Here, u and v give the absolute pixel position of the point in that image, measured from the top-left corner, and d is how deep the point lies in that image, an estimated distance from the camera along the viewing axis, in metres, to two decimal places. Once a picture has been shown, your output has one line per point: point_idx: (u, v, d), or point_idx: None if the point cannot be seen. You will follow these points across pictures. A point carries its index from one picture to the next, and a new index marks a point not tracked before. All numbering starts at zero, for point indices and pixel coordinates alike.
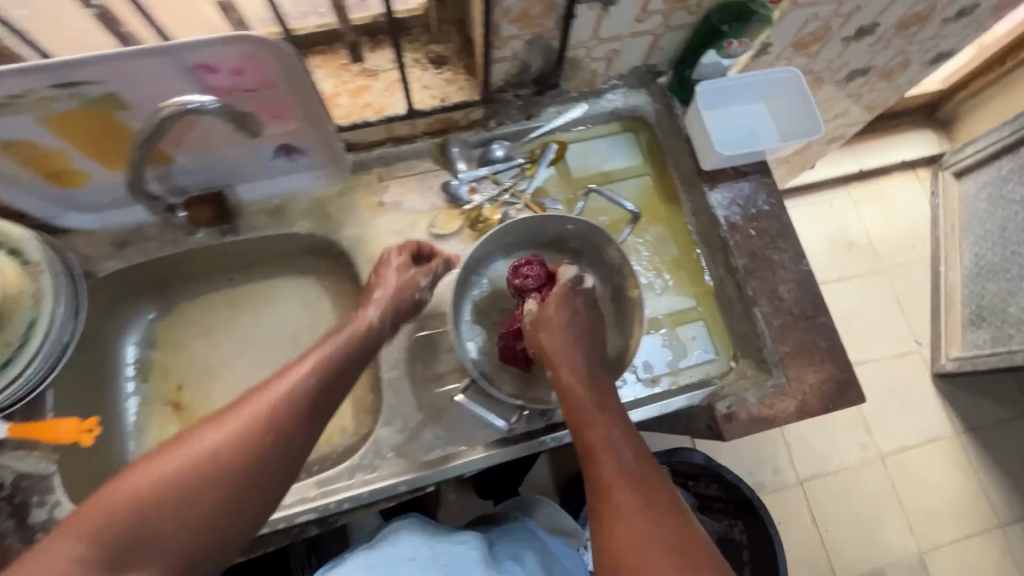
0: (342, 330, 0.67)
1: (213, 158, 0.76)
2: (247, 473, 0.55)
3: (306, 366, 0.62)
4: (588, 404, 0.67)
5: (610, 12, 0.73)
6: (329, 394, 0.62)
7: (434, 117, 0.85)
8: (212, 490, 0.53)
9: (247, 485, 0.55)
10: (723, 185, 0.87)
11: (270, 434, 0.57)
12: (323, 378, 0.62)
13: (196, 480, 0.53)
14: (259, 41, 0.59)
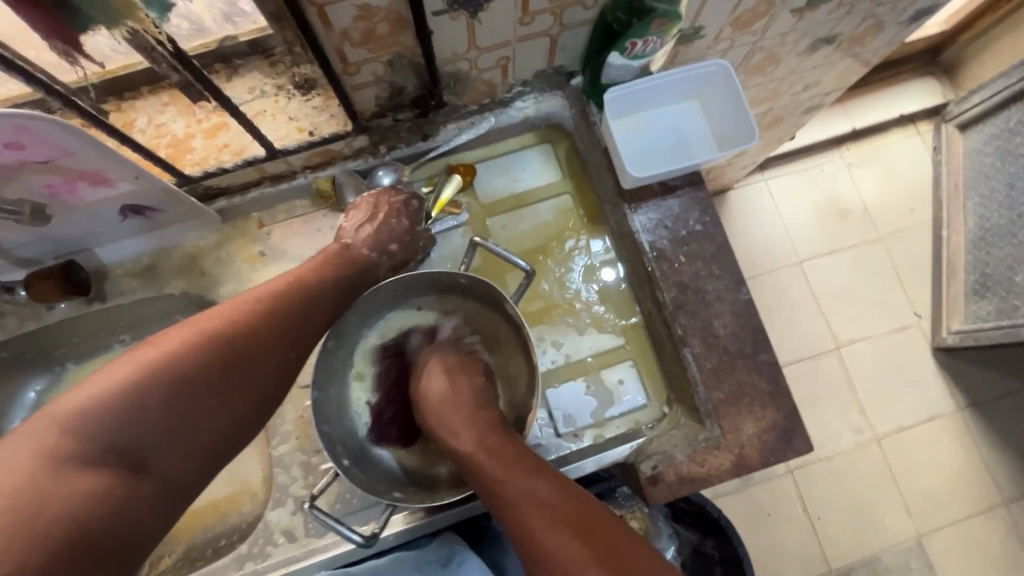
0: (327, 257, 0.67)
1: (45, 230, 0.66)
2: (246, 361, 0.54)
3: (290, 284, 0.61)
4: (489, 456, 0.59)
5: (481, 19, 0.60)
6: (328, 304, 0.63)
7: (308, 151, 0.73)
8: (211, 364, 0.52)
9: (250, 354, 0.55)
10: (648, 206, 0.75)
11: (267, 345, 0.56)
12: (309, 300, 0.61)
13: (201, 370, 0.51)
14: (21, 115, 0.49)
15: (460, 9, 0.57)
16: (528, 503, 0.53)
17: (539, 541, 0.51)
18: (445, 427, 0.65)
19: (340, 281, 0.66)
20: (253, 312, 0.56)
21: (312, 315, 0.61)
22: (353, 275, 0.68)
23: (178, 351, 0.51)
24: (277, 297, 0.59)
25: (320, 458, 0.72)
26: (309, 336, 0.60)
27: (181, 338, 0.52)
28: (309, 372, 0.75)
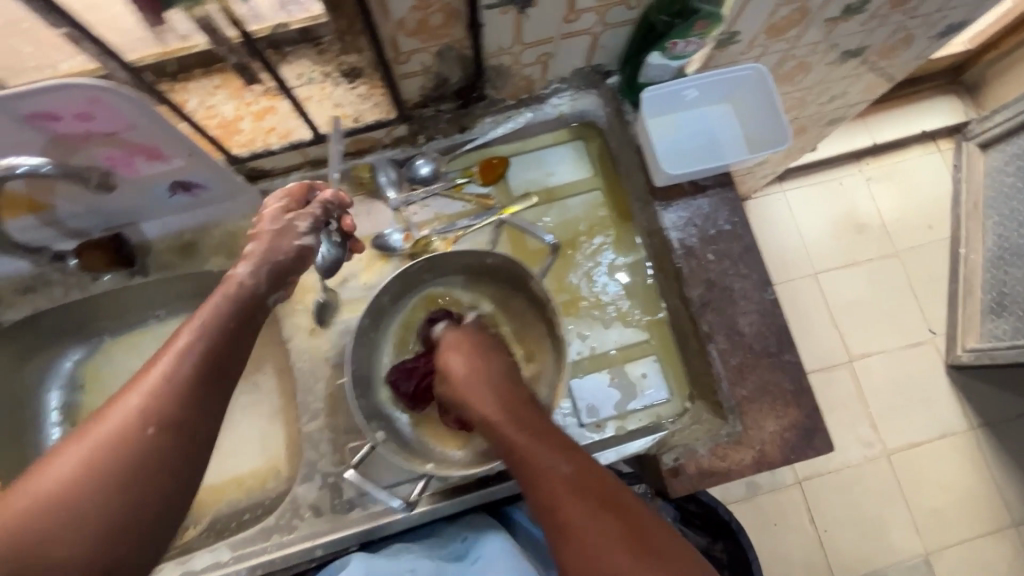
0: (212, 295, 0.54)
1: (99, 202, 0.69)
2: (154, 454, 0.44)
3: (160, 355, 0.47)
4: (520, 429, 0.56)
5: (529, 14, 0.63)
6: (232, 347, 0.51)
7: (351, 138, 0.76)
8: (80, 494, 0.41)
9: (121, 470, 0.42)
10: (677, 205, 0.76)
11: (169, 425, 0.45)
12: (189, 365, 0.47)
13: (62, 503, 0.40)
14: (97, 86, 0.51)
15: (510, 4, 0.59)
16: (562, 486, 0.51)
17: (569, 523, 0.49)
18: (468, 389, 0.61)
19: (221, 322, 0.51)
20: (143, 390, 0.45)
21: (216, 367, 0.49)
22: (239, 314, 0.53)
23: (68, 466, 0.41)
24: (169, 358, 0.47)
25: (348, 436, 0.74)
26: (219, 386, 0.49)
27: (68, 452, 0.42)
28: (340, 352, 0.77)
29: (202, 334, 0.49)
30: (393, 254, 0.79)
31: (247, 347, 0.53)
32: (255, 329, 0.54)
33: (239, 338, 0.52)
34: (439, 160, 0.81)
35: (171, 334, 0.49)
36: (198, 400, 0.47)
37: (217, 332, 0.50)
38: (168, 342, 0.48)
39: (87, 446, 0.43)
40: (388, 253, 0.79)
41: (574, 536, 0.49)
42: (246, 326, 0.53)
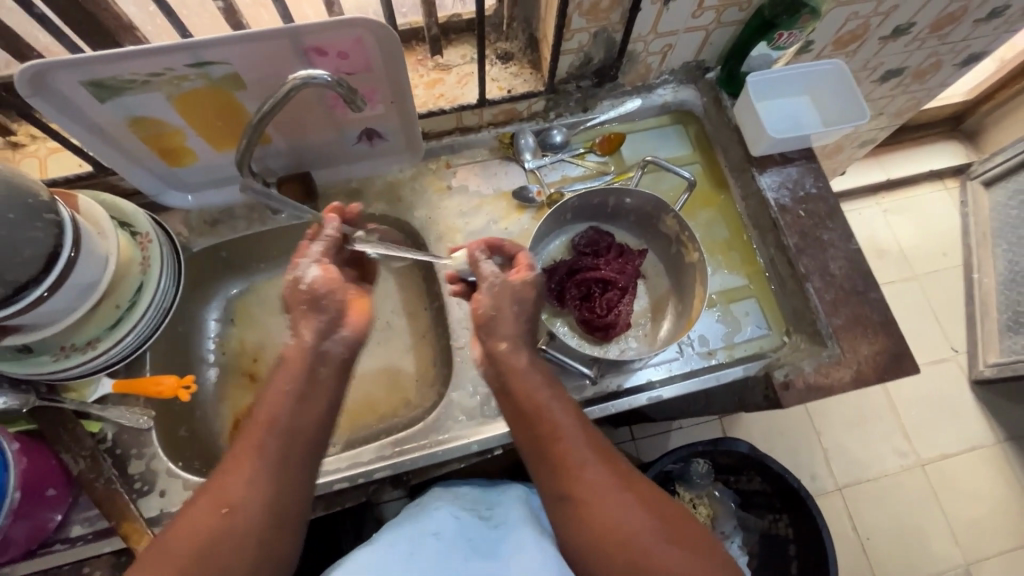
0: (281, 364, 0.63)
1: (304, 141, 0.83)
2: (238, 527, 0.54)
3: (274, 403, 0.60)
4: (580, 437, 0.61)
5: (670, 7, 0.80)
6: (306, 416, 0.61)
7: (500, 107, 0.91)
8: (241, 517, 0.54)
9: (266, 493, 0.56)
10: (772, 170, 0.92)
11: (264, 500, 0.55)
12: (289, 413, 0.60)
13: (234, 520, 0.54)
14: (368, 28, 0.66)
15: None
16: (609, 490, 0.58)
17: (618, 524, 0.56)
18: (527, 393, 0.65)
19: (299, 412, 0.61)
20: (249, 483, 0.55)
21: (284, 439, 0.59)
22: (302, 375, 0.63)
23: (209, 520, 0.53)
24: (260, 449, 0.58)
25: None
26: (298, 454, 0.59)
27: (193, 524, 0.53)
28: None
29: (282, 409, 0.60)
30: (529, 205, 0.92)
31: (317, 421, 0.62)
32: (324, 387, 0.64)
33: (314, 417, 0.62)
34: (567, 131, 0.96)
35: (254, 414, 0.60)
36: (291, 472, 0.58)
37: (287, 407, 0.60)
38: (246, 435, 0.59)
39: (209, 508, 0.54)
40: (525, 204, 0.92)
41: (622, 537, 0.56)
42: (313, 389, 0.63)
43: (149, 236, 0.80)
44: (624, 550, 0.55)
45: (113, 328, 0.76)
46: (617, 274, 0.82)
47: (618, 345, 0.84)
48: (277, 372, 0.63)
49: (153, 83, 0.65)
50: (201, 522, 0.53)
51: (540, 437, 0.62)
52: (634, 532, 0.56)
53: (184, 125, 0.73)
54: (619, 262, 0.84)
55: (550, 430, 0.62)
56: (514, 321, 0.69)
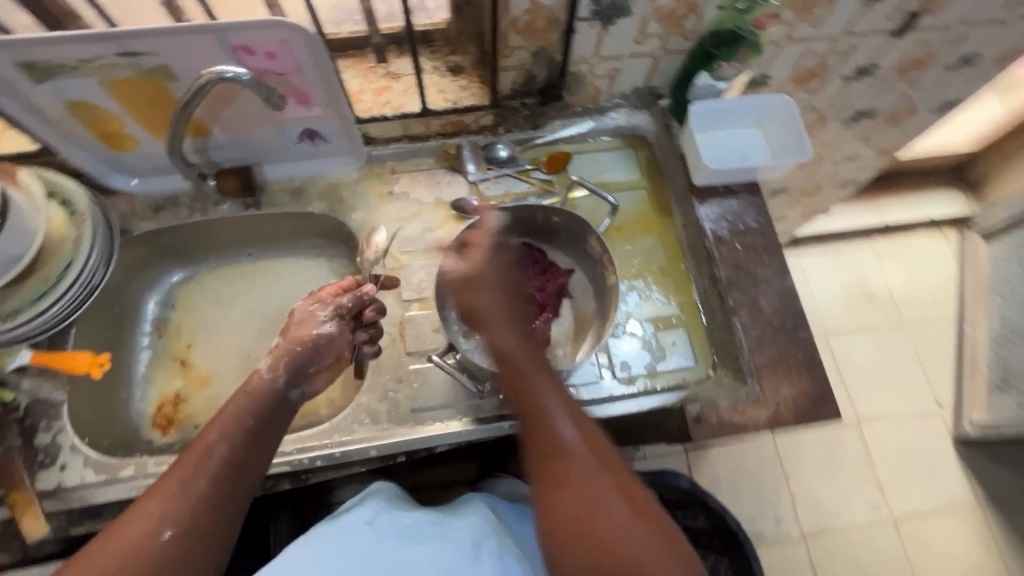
0: (237, 393, 0.67)
1: (244, 136, 0.85)
2: (181, 549, 0.53)
3: (232, 432, 0.62)
4: (569, 423, 0.61)
5: (609, 32, 0.80)
6: (255, 448, 0.63)
7: (446, 118, 0.92)
8: (171, 539, 0.53)
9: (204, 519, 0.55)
10: (713, 201, 0.91)
11: (199, 520, 0.55)
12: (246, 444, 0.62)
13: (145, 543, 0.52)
14: (293, 30, 0.68)
15: (598, 20, 0.77)
16: (585, 468, 0.57)
17: (588, 502, 0.54)
18: (523, 376, 0.66)
19: (248, 445, 0.62)
20: (187, 500, 0.55)
21: (230, 464, 0.60)
22: (262, 413, 0.66)
23: (152, 544, 0.52)
24: (199, 466, 0.58)
25: (410, 359, 0.83)
26: (240, 483, 0.60)
27: (144, 551, 0.51)
28: (411, 289, 0.88)
29: (226, 437, 0.61)
30: (466, 217, 0.92)
31: (264, 456, 0.64)
32: (276, 427, 0.67)
33: (254, 443, 0.63)
34: (514, 148, 0.96)
35: (200, 437, 0.61)
36: (223, 495, 0.58)
37: (232, 433, 0.62)
38: (184, 458, 0.59)
39: (132, 526, 0.53)
40: (462, 215, 0.93)
41: (587, 521, 0.53)
42: (263, 421, 0.66)
43: (86, 216, 0.82)
44: (590, 529, 0.53)
45: (37, 301, 0.77)
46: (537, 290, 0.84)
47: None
48: (224, 410, 0.64)
49: (85, 69, 0.68)
50: (132, 539, 0.52)
51: (529, 416, 0.62)
52: (604, 509, 0.54)
53: (122, 112, 0.76)
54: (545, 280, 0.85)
55: (540, 411, 0.62)
56: (484, 277, 0.73)
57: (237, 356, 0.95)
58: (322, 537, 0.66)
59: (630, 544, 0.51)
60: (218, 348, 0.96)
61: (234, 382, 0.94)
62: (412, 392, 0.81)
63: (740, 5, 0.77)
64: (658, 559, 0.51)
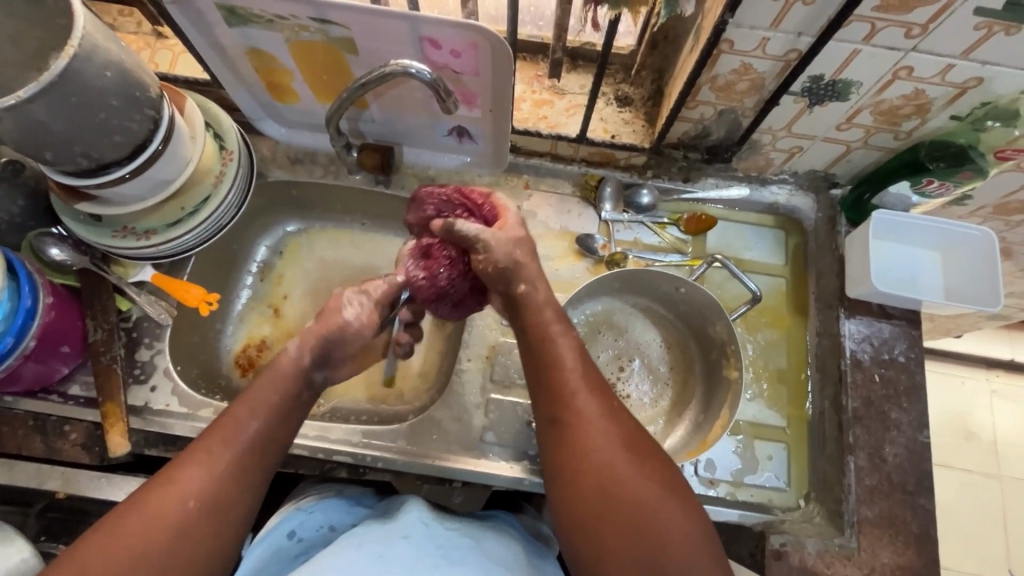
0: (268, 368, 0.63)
1: (397, 117, 0.83)
2: (205, 518, 0.53)
3: (254, 408, 0.59)
4: (570, 360, 0.62)
5: (813, 111, 0.72)
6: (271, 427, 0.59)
7: (599, 149, 0.87)
8: (187, 521, 0.52)
9: (220, 500, 0.54)
10: (862, 318, 0.82)
11: (223, 488, 0.55)
12: (266, 423, 0.59)
13: (166, 519, 0.52)
14: (485, 33, 0.64)
15: (806, 97, 0.69)
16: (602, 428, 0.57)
17: (609, 470, 0.55)
18: (540, 323, 0.64)
19: (274, 421, 0.59)
20: (212, 473, 0.55)
21: (251, 446, 0.58)
22: (293, 396, 0.62)
23: (178, 507, 0.52)
24: (227, 441, 0.57)
25: (494, 388, 0.81)
26: (262, 459, 0.58)
27: (171, 515, 0.52)
28: None
29: (256, 415, 0.59)
30: (590, 256, 0.87)
31: (290, 430, 0.62)
32: (301, 407, 0.63)
33: (280, 423, 0.60)
34: (658, 196, 0.89)
35: (227, 412, 0.58)
36: (245, 479, 0.56)
37: (263, 408, 0.60)
38: (215, 428, 0.57)
39: (160, 496, 0.53)
40: (586, 253, 0.87)
41: (609, 476, 0.55)
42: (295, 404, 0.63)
43: (233, 154, 0.83)
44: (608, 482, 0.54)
45: (172, 226, 0.80)
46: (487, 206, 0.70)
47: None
48: (251, 388, 0.61)
49: (277, 24, 0.68)
50: (160, 511, 0.52)
51: (537, 354, 0.63)
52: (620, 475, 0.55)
53: (295, 68, 0.76)
54: (424, 207, 0.72)
55: (549, 352, 0.62)
56: (525, 262, 0.66)
57: None
58: (365, 546, 0.64)
59: (651, 507, 0.53)
60: (310, 308, 0.97)
61: None
62: (487, 422, 0.79)
63: (986, 123, 0.68)
64: (670, 515, 0.53)
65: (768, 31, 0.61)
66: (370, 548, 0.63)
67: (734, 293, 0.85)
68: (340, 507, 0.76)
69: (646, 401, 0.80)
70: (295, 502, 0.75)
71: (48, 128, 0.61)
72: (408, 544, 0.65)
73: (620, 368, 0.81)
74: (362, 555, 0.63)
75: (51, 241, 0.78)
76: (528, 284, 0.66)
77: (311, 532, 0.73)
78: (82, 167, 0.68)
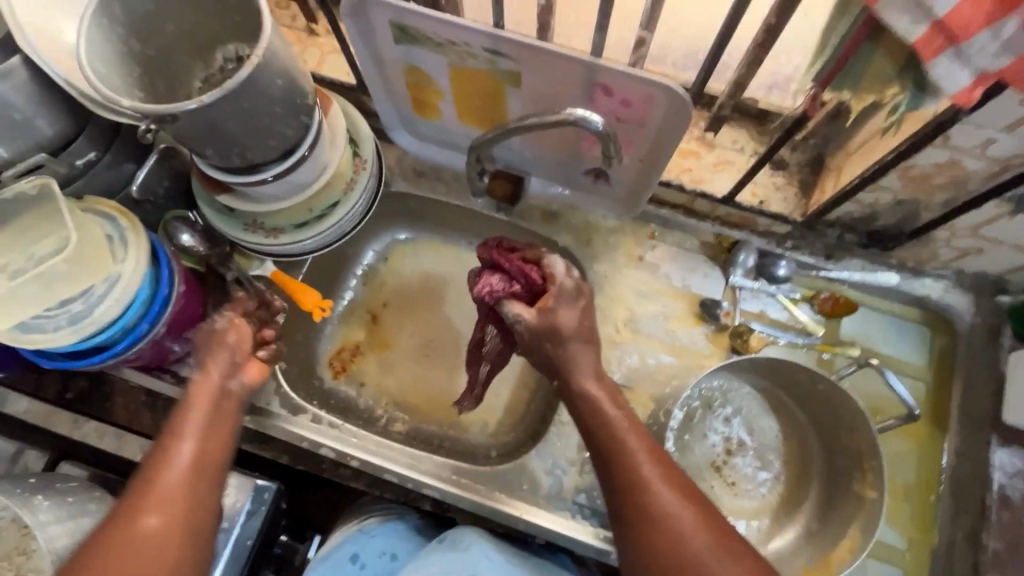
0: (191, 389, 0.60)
1: (536, 150, 0.80)
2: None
3: (188, 444, 0.57)
4: (640, 453, 0.59)
5: (1014, 219, 0.63)
6: (203, 447, 0.57)
7: (741, 212, 0.81)
8: None
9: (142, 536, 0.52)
10: (1017, 450, 0.73)
11: (189, 523, 0.54)
12: (197, 454, 0.57)
13: None
14: (667, 88, 0.59)
15: (1013, 204, 0.61)
16: (680, 516, 0.56)
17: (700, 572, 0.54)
18: (595, 407, 0.62)
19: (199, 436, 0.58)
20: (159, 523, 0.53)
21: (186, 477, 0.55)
22: (208, 407, 0.60)
23: (138, 536, 0.52)
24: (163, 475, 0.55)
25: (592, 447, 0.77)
26: (210, 473, 0.57)
27: (162, 560, 0.52)
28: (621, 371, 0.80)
29: (190, 445, 0.57)
30: (710, 322, 0.81)
31: (228, 434, 0.60)
32: (225, 412, 0.61)
33: (209, 447, 0.58)
34: (795, 270, 0.82)
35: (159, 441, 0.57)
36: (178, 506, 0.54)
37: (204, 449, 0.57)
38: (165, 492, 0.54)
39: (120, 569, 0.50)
40: (708, 319, 0.82)
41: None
42: (219, 424, 0.60)
43: (366, 163, 0.82)
44: None
45: (299, 228, 0.80)
46: (542, 281, 0.69)
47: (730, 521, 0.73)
48: (177, 408, 0.59)
49: (446, 49, 0.65)
50: None
51: (599, 440, 0.61)
52: (709, 559, 0.54)
53: (447, 90, 0.74)
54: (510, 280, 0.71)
55: (614, 440, 0.60)
56: (577, 354, 0.64)
57: (420, 334, 0.95)
58: None
59: None
60: (408, 320, 0.95)
61: (410, 360, 0.93)
62: (580, 482, 0.75)
63: None
64: None
65: (997, 133, 0.53)
66: None
67: (871, 393, 0.78)
68: (401, 534, 0.76)
69: (754, 492, 0.75)
70: (359, 523, 0.77)
71: (217, 129, 0.61)
72: None
73: (728, 452, 0.76)
74: None
75: (182, 226, 0.79)
76: (568, 381, 0.64)
77: (373, 557, 0.73)
78: (234, 166, 0.69)
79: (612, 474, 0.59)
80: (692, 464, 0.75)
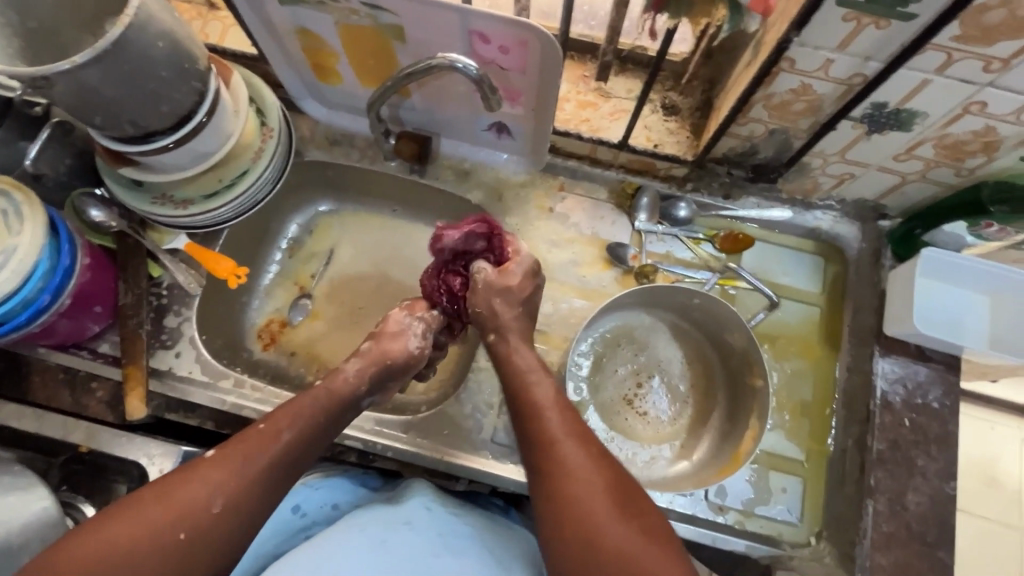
0: (322, 383, 0.67)
1: (439, 107, 0.82)
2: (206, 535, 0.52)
3: (295, 422, 0.62)
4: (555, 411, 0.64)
5: (871, 138, 0.68)
6: (299, 441, 0.62)
7: (640, 158, 0.85)
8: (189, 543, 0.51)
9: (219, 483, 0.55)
10: (896, 358, 0.78)
11: (247, 513, 0.56)
12: (299, 437, 0.61)
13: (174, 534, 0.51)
14: (535, 31, 0.62)
15: (866, 123, 0.65)
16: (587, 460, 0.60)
17: (609, 511, 0.56)
18: (520, 373, 0.68)
19: (309, 429, 0.62)
20: (240, 475, 0.56)
21: (277, 457, 0.59)
22: (330, 410, 0.65)
23: (213, 494, 0.54)
24: (263, 445, 0.59)
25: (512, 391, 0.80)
26: (294, 466, 0.61)
27: (214, 525, 0.53)
28: (536, 317, 0.83)
29: (294, 424, 0.62)
30: (620, 266, 0.85)
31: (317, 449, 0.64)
32: (338, 423, 0.67)
33: (313, 438, 0.63)
34: (695, 211, 0.87)
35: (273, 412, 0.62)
36: (254, 476, 0.57)
37: (300, 422, 0.62)
38: (247, 437, 0.59)
39: (186, 508, 0.52)
40: (617, 262, 0.86)
41: (601, 516, 0.56)
42: (326, 424, 0.65)
43: (273, 131, 0.83)
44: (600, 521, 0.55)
45: (208, 198, 0.80)
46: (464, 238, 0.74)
47: (650, 450, 0.79)
48: (308, 389, 0.66)
49: (327, 6, 0.67)
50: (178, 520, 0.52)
51: (518, 405, 0.65)
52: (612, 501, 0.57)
53: (341, 51, 0.75)
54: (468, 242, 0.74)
55: (533, 405, 0.65)
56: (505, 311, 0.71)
57: (348, 301, 0.96)
58: (370, 532, 0.66)
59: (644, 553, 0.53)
60: (336, 289, 0.97)
61: (339, 328, 0.95)
62: (499, 423, 0.78)
63: None
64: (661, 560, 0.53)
65: (833, 53, 0.58)
66: (373, 535, 0.66)
67: (769, 319, 0.83)
68: (345, 488, 0.78)
69: (663, 418, 0.80)
70: (303, 476, 0.78)
71: (99, 93, 0.62)
72: (409, 530, 0.67)
73: (638, 384, 0.81)
74: (365, 540, 0.65)
75: (92, 202, 0.79)
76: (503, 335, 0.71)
77: (315, 508, 0.75)
78: (128, 134, 0.69)
79: (528, 430, 0.64)
80: (606, 400, 0.79)
